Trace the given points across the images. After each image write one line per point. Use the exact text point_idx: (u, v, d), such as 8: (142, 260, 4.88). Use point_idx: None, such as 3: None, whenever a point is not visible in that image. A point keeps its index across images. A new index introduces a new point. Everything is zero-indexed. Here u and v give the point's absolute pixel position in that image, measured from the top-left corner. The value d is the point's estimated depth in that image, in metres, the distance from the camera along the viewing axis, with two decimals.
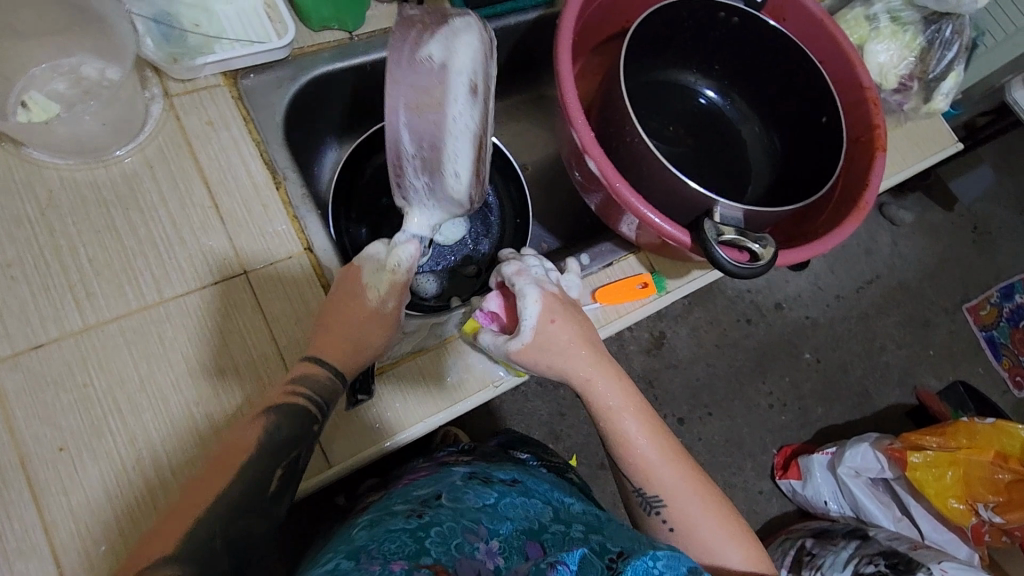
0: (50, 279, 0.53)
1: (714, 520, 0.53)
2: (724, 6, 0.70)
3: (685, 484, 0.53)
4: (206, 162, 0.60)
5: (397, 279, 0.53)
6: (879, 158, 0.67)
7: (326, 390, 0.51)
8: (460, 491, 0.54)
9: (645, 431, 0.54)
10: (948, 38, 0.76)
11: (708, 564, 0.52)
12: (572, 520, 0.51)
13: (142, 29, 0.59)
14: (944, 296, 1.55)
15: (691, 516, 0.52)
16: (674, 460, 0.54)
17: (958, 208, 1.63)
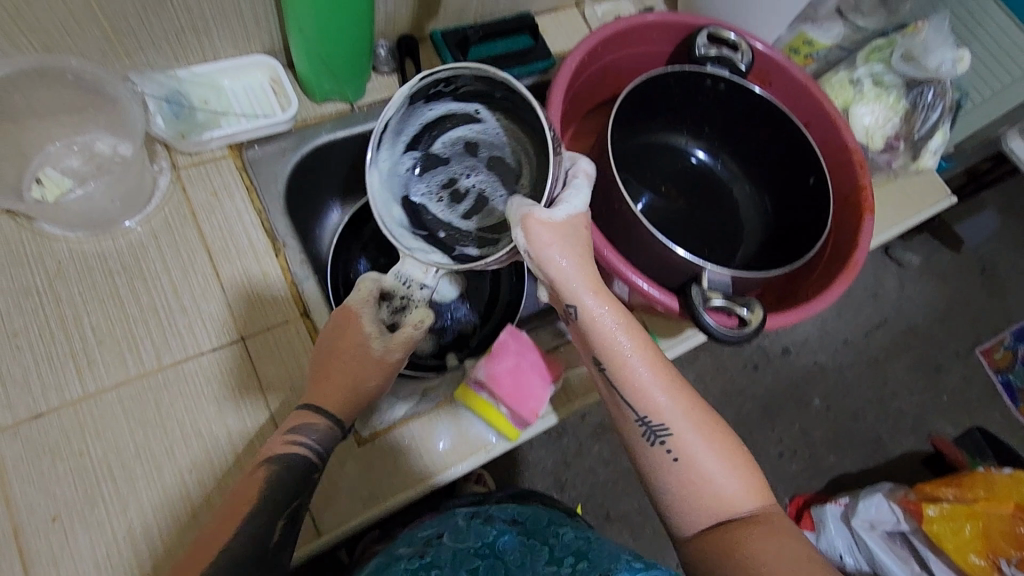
0: (54, 348, 0.54)
1: (716, 452, 0.50)
2: (710, 74, 0.72)
3: (684, 412, 0.50)
4: (209, 231, 0.62)
5: (413, 335, 0.50)
6: (868, 220, 0.68)
7: (325, 439, 0.51)
8: (462, 533, 0.60)
9: (643, 353, 0.51)
10: (931, 101, 0.77)
11: (714, 504, 0.49)
12: (565, 553, 0.53)
13: (154, 108, 0.63)
14: (955, 339, 1.53)
15: (694, 444, 0.49)
16: (672, 384, 0.51)
17: (965, 250, 1.62)
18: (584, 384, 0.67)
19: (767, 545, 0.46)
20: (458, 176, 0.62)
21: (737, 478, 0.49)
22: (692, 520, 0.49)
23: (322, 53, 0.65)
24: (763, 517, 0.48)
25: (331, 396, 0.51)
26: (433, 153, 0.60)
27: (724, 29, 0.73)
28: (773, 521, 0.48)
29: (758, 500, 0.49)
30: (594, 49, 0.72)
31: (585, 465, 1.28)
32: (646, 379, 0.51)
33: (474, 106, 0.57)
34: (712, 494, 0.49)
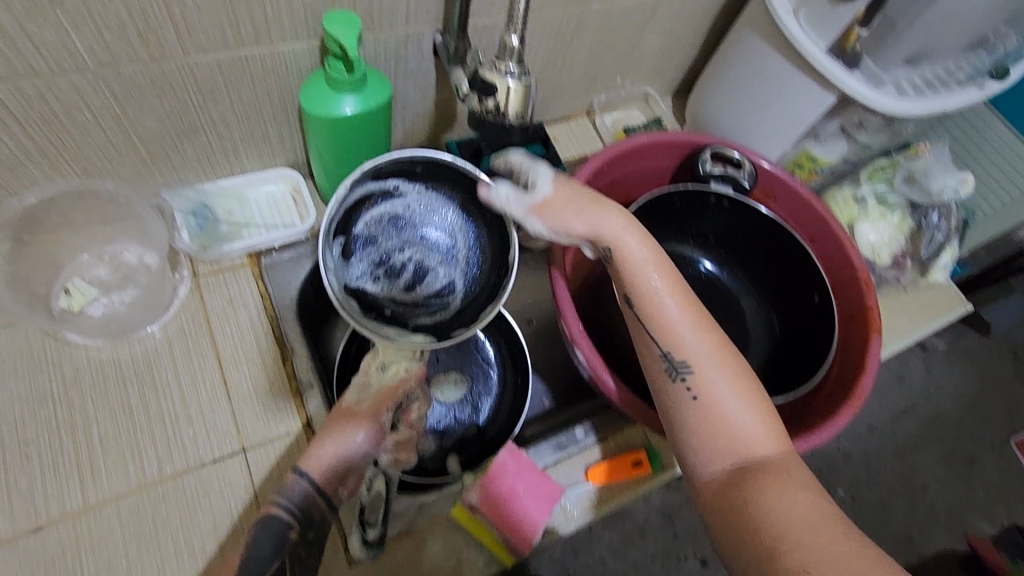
0: (61, 458, 0.56)
1: (739, 398, 0.50)
2: (714, 191, 0.75)
3: (709, 352, 0.51)
4: (221, 340, 0.65)
5: (386, 387, 0.56)
6: (874, 343, 0.67)
7: (302, 499, 0.49)
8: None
9: (669, 288, 0.54)
10: (937, 223, 0.80)
11: (733, 445, 0.48)
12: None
13: (181, 223, 0.67)
14: (988, 429, 1.46)
15: (717, 385, 0.50)
16: (694, 314, 0.53)
17: (994, 334, 1.57)
18: (584, 505, 0.67)
19: (790, 494, 0.45)
20: (390, 252, 0.58)
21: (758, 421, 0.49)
22: (710, 460, 0.49)
23: (338, 172, 0.68)
24: (783, 465, 0.48)
25: (317, 460, 0.51)
26: (354, 234, 0.56)
27: (728, 149, 0.76)
28: (792, 467, 0.48)
29: (779, 444, 0.49)
30: (602, 167, 0.75)
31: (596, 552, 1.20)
32: (672, 317, 0.53)
33: (392, 181, 0.56)
34: (731, 433, 0.49)
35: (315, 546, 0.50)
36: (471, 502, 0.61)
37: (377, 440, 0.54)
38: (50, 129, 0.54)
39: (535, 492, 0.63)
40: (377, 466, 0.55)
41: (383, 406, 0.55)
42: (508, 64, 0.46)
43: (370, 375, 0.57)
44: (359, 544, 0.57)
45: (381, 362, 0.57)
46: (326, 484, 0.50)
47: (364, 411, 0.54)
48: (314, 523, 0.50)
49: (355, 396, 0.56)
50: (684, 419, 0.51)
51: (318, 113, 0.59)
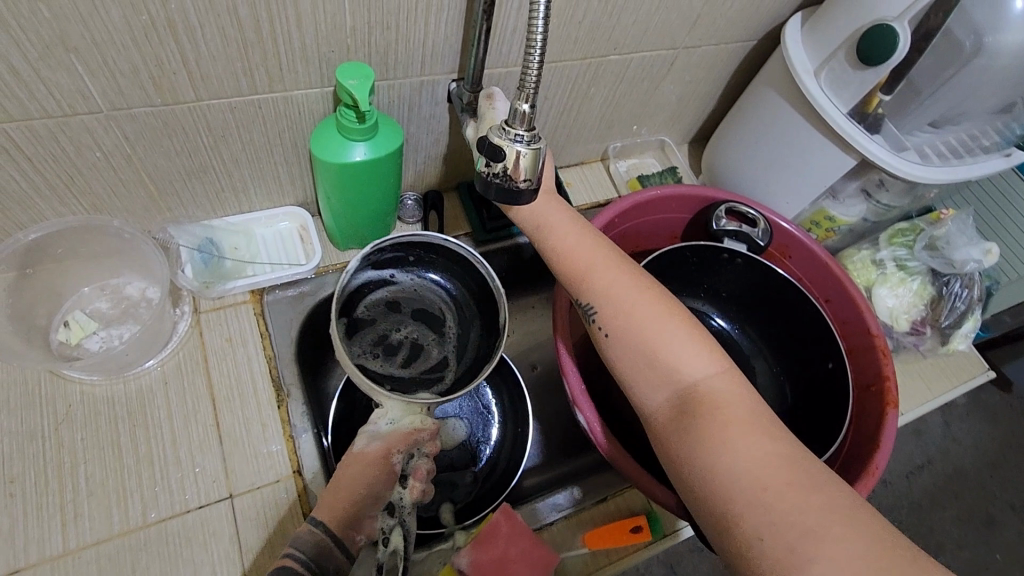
0: (45, 498, 0.56)
1: (677, 344, 0.50)
2: (726, 248, 0.73)
3: (617, 281, 0.54)
4: (217, 379, 0.64)
5: (400, 430, 0.54)
6: (892, 416, 0.65)
7: (314, 550, 0.50)
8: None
9: (572, 236, 0.57)
10: (959, 291, 0.76)
11: (657, 370, 0.50)
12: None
13: (186, 258, 0.67)
14: (1009, 490, 1.39)
15: (650, 330, 0.51)
16: (617, 268, 0.55)
17: (1016, 391, 1.51)
18: (580, 571, 0.64)
19: (732, 447, 0.45)
20: (388, 332, 0.66)
21: (698, 362, 0.49)
22: (654, 396, 0.50)
23: (346, 215, 0.67)
24: (721, 391, 0.48)
25: (330, 508, 0.52)
26: (356, 316, 0.65)
27: (743, 206, 0.74)
28: (717, 385, 0.48)
29: (704, 364, 0.49)
30: (613, 219, 0.74)
31: None
32: (584, 265, 0.56)
33: (389, 272, 0.66)
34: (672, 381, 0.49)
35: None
36: (459, 565, 0.59)
37: (391, 478, 0.53)
38: (61, 167, 0.54)
39: (528, 559, 0.60)
40: (393, 513, 0.53)
41: (395, 447, 0.54)
42: (517, 129, 0.45)
43: (377, 423, 0.55)
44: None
45: (387, 416, 0.55)
46: (340, 533, 0.52)
47: (373, 454, 0.53)
48: (326, 575, 0.50)
49: (365, 441, 0.54)
50: (623, 358, 0.52)
51: (328, 159, 0.59)
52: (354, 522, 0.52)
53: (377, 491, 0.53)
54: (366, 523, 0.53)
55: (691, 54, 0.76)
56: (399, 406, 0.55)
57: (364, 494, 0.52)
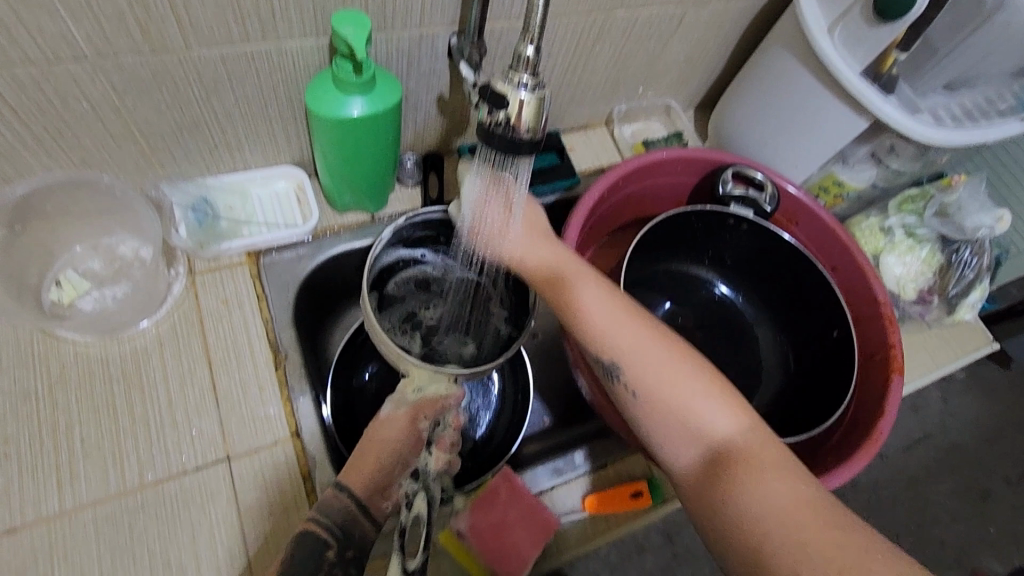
0: (41, 460, 0.55)
1: (692, 389, 0.50)
2: (733, 214, 0.72)
3: (640, 340, 0.52)
4: (213, 341, 0.63)
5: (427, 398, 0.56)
6: (897, 383, 0.64)
7: (343, 517, 0.52)
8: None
9: (594, 295, 0.54)
10: (967, 260, 0.75)
11: (685, 427, 0.49)
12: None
13: (180, 218, 0.65)
14: (1003, 464, 1.40)
15: (673, 390, 0.50)
16: (636, 328, 0.53)
17: (1015, 367, 1.51)
18: (579, 535, 0.64)
19: (769, 483, 0.44)
20: (416, 310, 0.70)
21: (717, 406, 0.49)
22: (681, 454, 0.49)
23: (343, 173, 0.66)
24: (754, 447, 0.47)
25: (356, 474, 0.54)
26: (386, 290, 0.67)
27: (751, 170, 0.72)
28: (747, 443, 0.47)
29: (733, 422, 0.48)
30: (617, 182, 0.72)
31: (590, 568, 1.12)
32: (601, 322, 0.53)
33: (420, 250, 0.68)
34: (696, 432, 0.48)
35: (354, 565, 0.51)
36: (459, 528, 0.59)
37: (418, 445, 0.56)
38: (46, 119, 0.52)
39: (529, 521, 0.60)
40: (420, 477, 0.54)
41: (422, 412, 0.56)
42: (522, 75, 0.42)
43: (405, 391, 0.56)
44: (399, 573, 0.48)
45: (416, 385, 0.56)
46: (366, 498, 0.53)
47: (402, 418, 0.56)
48: (353, 540, 0.52)
49: (392, 407, 0.56)
50: (648, 422, 0.50)
51: (323, 113, 0.57)
52: (382, 488, 0.54)
53: (403, 458, 0.55)
54: (391, 489, 0.55)
55: (700, 10, 0.74)
56: (427, 375, 0.56)
57: (391, 459, 0.55)
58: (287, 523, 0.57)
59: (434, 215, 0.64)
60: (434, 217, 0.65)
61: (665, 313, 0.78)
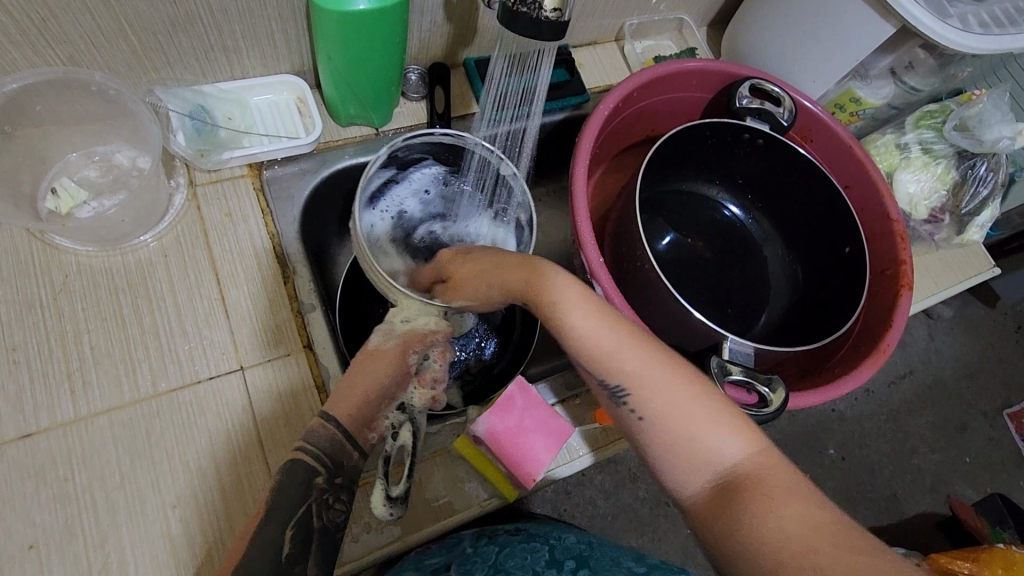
0: (51, 366, 0.55)
1: (692, 409, 0.43)
2: (748, 127, 0.69)
3: (646, 365, 0.45)
4: (219, 254, 0.62)
5: (414, 328, 0.54)
6: (905, 298, 0.64)
7: (331, 446, 0.50)
8: (469, 561, 0.64)
9: (595, 317, 0.46)
10: (983, 175, 0.74)
11: (694, 458, 0.43)
12: (566, 556, 0.64)
13: (177, 124, 0.62)
14: (981, 399, 1.34)
15: (681, 414, 0.44)
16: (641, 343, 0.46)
17: None
18: (590, 444, 0.65)
19: (782, 511, 0.39)
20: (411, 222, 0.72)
21: (721, 429, 0.43)
22: (683, 480, 0.43)
23: (347, 80, 0.63)
24: (764, 474, 0.41)
25: (344, 405, 0.51)
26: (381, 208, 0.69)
27: (767, 83, 0.69)
28: (758, 473, 0.41)
29: (744, 449, 0.42)
30: (630, 94, 0.69)
31: (587, 495, 1.12)
32: (603, 344, 0.46)
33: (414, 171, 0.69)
34: (699, 458, 0.43)
35: (344, 491, 0.51)
36: (474, 433, 0.60)
37: (405, 380, 0.52)
38: (31, 6, 0.48)
39: (543, 429, 0.62)
40: (405, 410, 0.52)
41: (410, 344, 0.53)
42: None
43: (393, 323, 0.55)
44: (381, 498, 0.48)
45: (404, 314, 0.55)
46: (353, 431, 0.51)
47: (391, 351, 0.53)
48: (342, 468, 0.51)
49: (381, 338, 0.54)
50: (655, 445, 0.44)
51: (328, 6, 0.53)
52: (367, 420, 0.51)
53: (391, 391, 0.52)
54: (377, 421, 0.52)
55: None
56: (418, 306, 0.56)
57: (378, 394, 0.51)
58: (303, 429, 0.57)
59: (441, 137, 0.65)
60: (444, 140, 0.66)
61: (666, 246, 0.76)
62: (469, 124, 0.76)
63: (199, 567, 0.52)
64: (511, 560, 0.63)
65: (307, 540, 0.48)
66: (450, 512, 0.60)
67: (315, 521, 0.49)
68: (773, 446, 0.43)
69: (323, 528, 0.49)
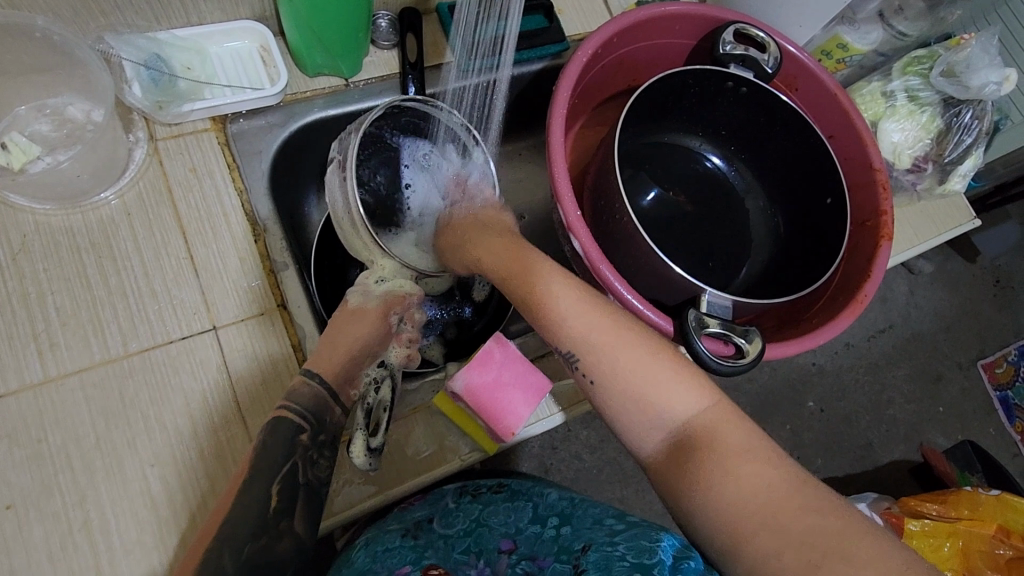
0: (16, 329, 0.53)
1: (648, 368, 0.46)
2: (732, 75, 0.67)
3: (603, 332, 0.48)
4: (186, 212, 0.60)
5: (394, 292, 0.56)
6: (885, 248, 0.64)
7: (314, 404, 0.51)
8: (451, 514, 0.65)
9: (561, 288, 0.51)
10: (968, 122, 0.73)
11: (650, 420, 0.46)
12: (549, 512, 0.61)
13: (132, 75, 0.59)
14: (956, 350, 1.37)
15: (639, 379, 0.46)
16: (596, 312, 0.49)
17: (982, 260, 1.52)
18: (570, 398, 0.66)
19: (733, 471, 0.41)
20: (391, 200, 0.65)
21: (673, 387, 0.45)
22: (643, 438, 0.46)
23: (312, 26, 0.60)
24: (716, 427, 0.44)
25: (327, 362, 0.52)
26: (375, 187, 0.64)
27: (753, 28, 0.66)
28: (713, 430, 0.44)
29: (698, 407, 0.45)
30: (610, 40, 0.66)
31: (572, 450, 1.14)
32: (563, 309, 0.50)
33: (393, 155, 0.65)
34: (655, 416, 0.45)
35: (328, 448, 0.52)
36: (452, 389, 0.60)
37: (387, 338, 0.55)
38: None
39: (521, 383, 0.62)
40: (386, 365, 0.55)
41: (392, 308, 0.56)
42: None
43: (368, 283, 0.56)
44: (362, 449, 0.50)
45: (379, 275, 0.56)
46: (337, 388, 0.52)
47: (373, 310, 0.54)
48: (325, 426, 0.52)
49: (360, 298, 0.55)
50: (613, 413, 0.47)
51: None
52: (350, 377, 0.53)
53: (373, 348, 0.54)
54: (359, 377, 0.54)
55: None
56: (393, 268, 0.57)
57: (361, 350, 0.53)
58: (280, 388, 0.57)
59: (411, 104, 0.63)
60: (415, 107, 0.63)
61: (650, 201, 0.75)
62: (442, 74, 0.72)
63: (180, 523, 0.52)
64: (496, 516, 0.63)
65: (293, 493, 0.49)
66: (430, 467, 0.61)
67: (300, 477, 0.50)
68: (726, 403, 0.46)
69: (308, 485, 0.50)
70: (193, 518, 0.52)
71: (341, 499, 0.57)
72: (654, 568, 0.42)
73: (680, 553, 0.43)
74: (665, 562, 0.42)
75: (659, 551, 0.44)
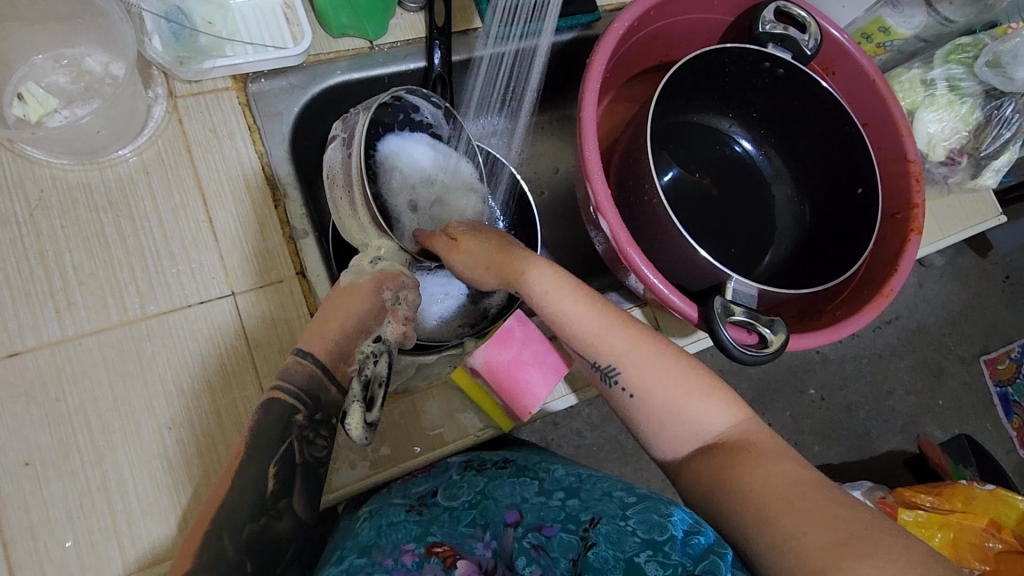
0: (33, 285, 0.53)
1: (681, 388, 0.47)
2: (769, 56, 0.64)
3: (637, 350, 0.49)
4: (205, 173, 0.59)
5: (387, 269, 0.53)
6: (914, 241, 0.62)
7: (307, 381, 0.50)
8: (456, 486, 0.59)
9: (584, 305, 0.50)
10: (1009, 117, 0.70)
11: (685, 435, 0.47)
12: (555, 487, 0.56)
13: (153, 28, 0.57)
14: (959, 344, 1.37)
15: (679, 394, 0.47)
16: (629, 333, 0.49)
17: None
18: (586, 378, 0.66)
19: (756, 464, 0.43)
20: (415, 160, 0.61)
21: (707, 404, 0.47)
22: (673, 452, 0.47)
23: None
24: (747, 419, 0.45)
25: (317, 341, 0.50)
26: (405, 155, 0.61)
27: (794, 6, 0.64)
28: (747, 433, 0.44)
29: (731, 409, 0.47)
30: (645, 14, 0.63)
31: (573, 427, 1.14)
32: (589, 326, 0.50)
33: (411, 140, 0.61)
34: (690, 427, 0.47)
35: (325, 427, 0.51)
36: (473, 365, 0.61)
37: (382, 312, 0.52)
38: None
39: (541, 361, 0.62)
40: (382, 340, 0.52)
41: (386, 282, 0.52)
42: None
43: (361, 264, 0.53)
44: (359, 420, 0.48)
45: (373, 256, 0.54)
46: (333, 365, 0.51)
47: (367, 286, 0.52)
48: (319, 404, 0.51)
49: (353, 276, 0.52)
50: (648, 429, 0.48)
51: None
52: (342, 353, 0.51)
53: (367, 324, 0.51)
54: (353, 353, 0.51)
55: None
56: (389, 249, 0.55)
57: (353, 325, 0.51)
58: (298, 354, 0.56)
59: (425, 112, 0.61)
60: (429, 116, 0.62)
61: (669, 182, 0.73)
62: (470, 41, 0.70)
63: (196, 487, 0.52)
64: (502, 488, 0.57)
65: (291, 471, 0.48)
66: (440, 443, 0.61)
67: (297, 456, 0.49)
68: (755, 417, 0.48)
69: (306, 463, 0.49)
70: (208, 480, 0.52)
71: (346, 470, 0.57)
72: (666, 544, 0.43)
73: (692, 527, 0.43)
74: (677, 537, 0.43)
75: (670, 525, 0.44)
